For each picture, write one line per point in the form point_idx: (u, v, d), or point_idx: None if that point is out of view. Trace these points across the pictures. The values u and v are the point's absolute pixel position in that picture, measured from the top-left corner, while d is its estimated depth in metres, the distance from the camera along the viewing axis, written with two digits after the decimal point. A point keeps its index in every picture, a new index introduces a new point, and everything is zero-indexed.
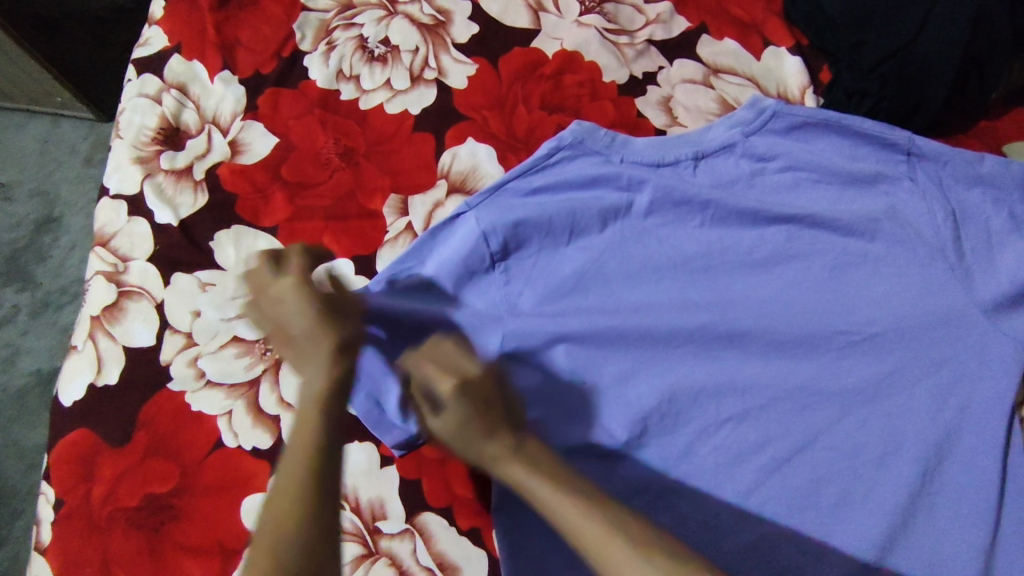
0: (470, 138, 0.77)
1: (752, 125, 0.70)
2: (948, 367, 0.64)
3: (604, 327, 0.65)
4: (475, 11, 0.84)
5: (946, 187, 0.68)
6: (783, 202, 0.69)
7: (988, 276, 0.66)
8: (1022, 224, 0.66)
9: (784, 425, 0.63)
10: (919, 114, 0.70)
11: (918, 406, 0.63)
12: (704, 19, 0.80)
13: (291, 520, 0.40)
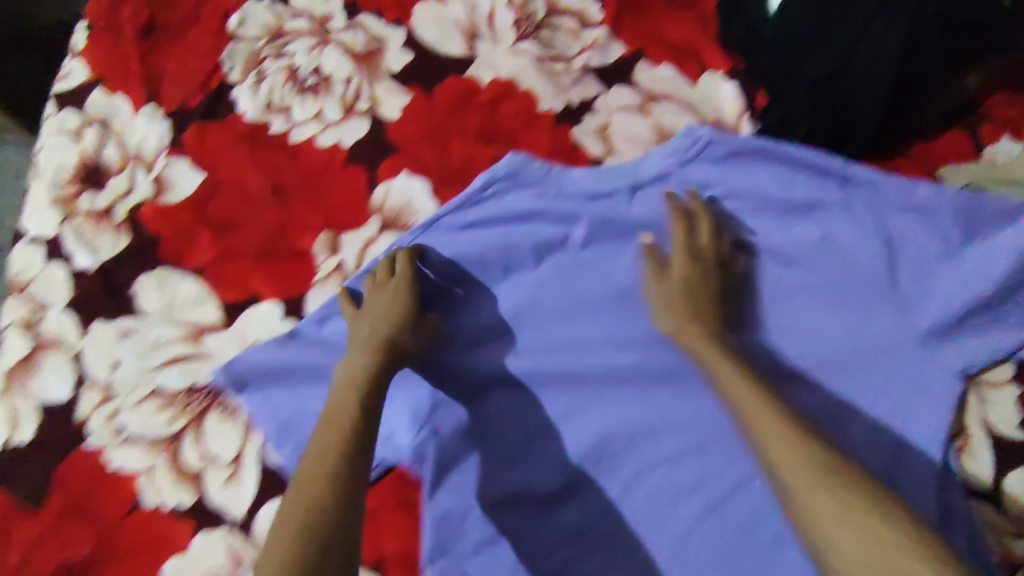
0: (403, 171, 0.75)
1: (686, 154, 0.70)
2: (885, 400, 0.63)
3: (534, 368, 0.67)
4: (409, 39, 0.82)
5: (879, 214, 0.67)
6: None
7: (925, 305, 0.65)
8: (954, 251, 0.65)
9: (718, 463, 0.65)
10: (852, 137, 0.70)
11: (857, 440, 0.62)
12: (640, 44, 0.79)
13: (324, 484, 0.47)
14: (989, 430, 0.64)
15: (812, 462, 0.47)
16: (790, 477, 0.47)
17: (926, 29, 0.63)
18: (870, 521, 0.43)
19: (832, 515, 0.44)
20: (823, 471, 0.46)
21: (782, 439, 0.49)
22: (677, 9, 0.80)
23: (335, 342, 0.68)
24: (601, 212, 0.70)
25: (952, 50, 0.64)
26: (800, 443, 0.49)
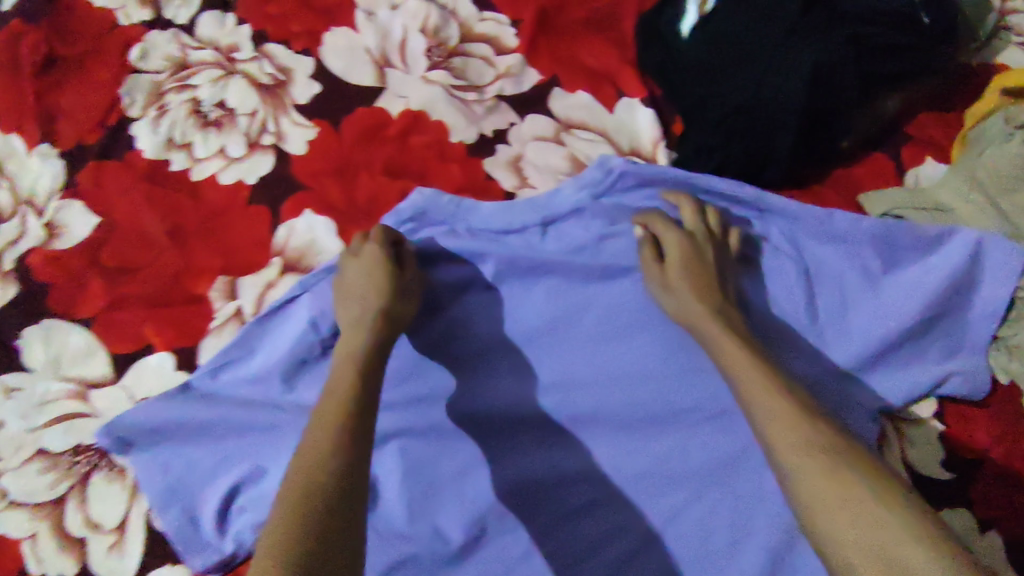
0: (307, 210, 0.71)
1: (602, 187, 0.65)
2: None
3: (438, 420, 0.62)
4: (317, 68, 0.78)
5: (798, 244, 0.64)
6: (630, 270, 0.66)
7: (845, 335, 0.63)
8: (875, 282, 0.63)
9: (637, 510, 0.62)
10: (770, 167, 0.67)
11: (768, 489, 0.61)
12: (555, 70, 0.76)
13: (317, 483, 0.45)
14: (908, 470, 0.61)
15: (828, 446, 0.47)
16: (787, 461, 0.47)
17: (839, 54, 0.61)
18: (849, 502, 0.44)
19: (826, 496, 0.45)
20: (826, 454, 0.47)
21: (805, 420, 0.49)
22: (595, 34, 0.78)
23: (227, 397, 0.64)
24: (513, 249, 0.65)
25: (866, 74, 0.63)
26: (801, 424, 0.49)
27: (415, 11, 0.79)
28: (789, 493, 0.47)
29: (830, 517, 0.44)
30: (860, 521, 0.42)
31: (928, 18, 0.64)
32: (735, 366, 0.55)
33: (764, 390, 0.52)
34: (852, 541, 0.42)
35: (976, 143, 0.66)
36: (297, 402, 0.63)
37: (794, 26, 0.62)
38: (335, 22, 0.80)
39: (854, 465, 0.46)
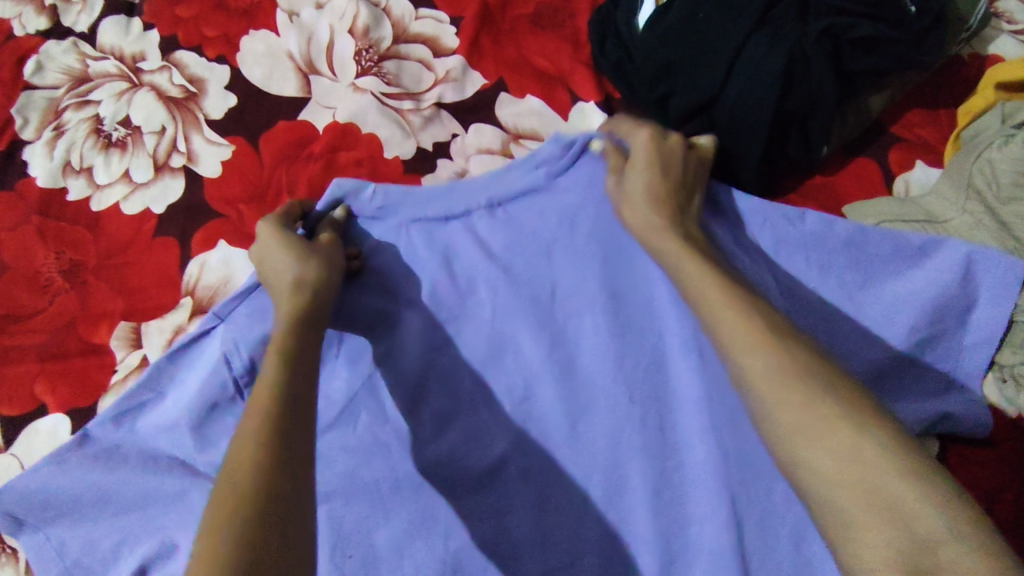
0: (221, 241, 0.63)
1: (559, 164, 0.59)
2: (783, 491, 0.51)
3: (368, 482, 0.53)
4: (233, 79, 0.69)
5: (775, 260, 0.56)
6: (586, 292, 0.57)
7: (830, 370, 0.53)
8: (852, 298, 0.55)
9: None
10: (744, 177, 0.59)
11: (753, 548, 0.50)
12: (503, 74, 0.68)
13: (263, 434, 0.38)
14: None
15: (804, 368, 0.37)
16: (754, 389, 0.38)
17: (812, 49, 0.55)
18: (833, 438, 0.34)
19: (806, 433, 0.35)
20: (803, 376, 0.37)
21: (771, 336, 0.39)
22: (545, 31, 0.69)
23: (132, 452, 0.56)
24: (450, 247, 0.59)
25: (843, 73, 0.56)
26: (767, 341, 0.39)
27: (343, 11, 0.70)
28: (758, 431, 0.37)
29: (812, 458, 0.34)
30: (848, 462, 0.33)
31: (915, 6, 0.56)
32: (695, 281, 0.45)
33: (724, 305, 0.42)
34: (839, 486, 0.33)
35: (972, 145, 0.60)
36: (208, 464, 0.55)
37: (760, 19, 0.56)
38: (255, 25, 0.71)
39: (836, 389, 0.36)
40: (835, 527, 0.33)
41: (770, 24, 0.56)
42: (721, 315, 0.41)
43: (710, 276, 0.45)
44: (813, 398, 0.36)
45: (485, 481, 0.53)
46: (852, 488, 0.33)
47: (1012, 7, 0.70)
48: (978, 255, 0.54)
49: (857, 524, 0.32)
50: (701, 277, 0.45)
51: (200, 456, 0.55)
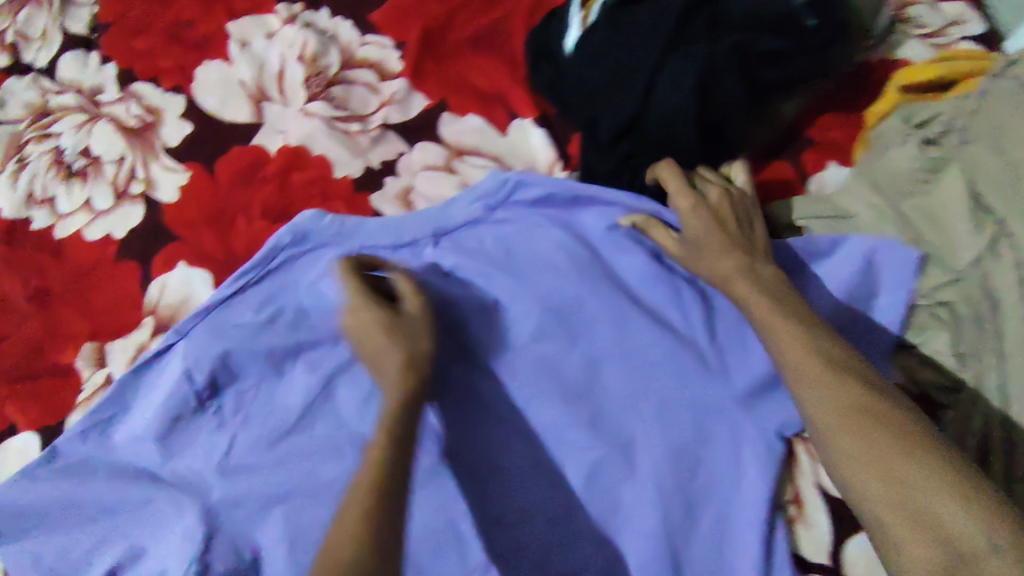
0: (180, 262, 0.66)
1: (495, 199, 0.62)
2: (703, 470, 0.57)
3: (325, 480, 0.57)
4: (189, 107, 0.72)
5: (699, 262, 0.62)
6: (524, 304, 0.61)
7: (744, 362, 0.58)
8: None
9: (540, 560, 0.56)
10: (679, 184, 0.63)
11: (676, 522, 0.55)
12: (445, 95, 0.72)
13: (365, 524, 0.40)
14: (824, 497, 0.57)
15: (862, 403, 0.43)
16: (820, 423, 0.44)
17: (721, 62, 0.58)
18: (888, 470, 0.40)
19: (861, 461, 0.42)
20: (858, 413, 0.43)
21: (830, 372, 0.45)
22: (483, 52, 0.74)
23: (100, 463, 0.58)
24: (400, 269, 0.62)
25: (754, 83, 0.60)
26: (829, 377, 0.45)
27: (292, 39, 0.74)
28: (825, 459, 0.44)
29: (867, 486, 0.41)
30: (897, 490, 0.40)
31: (817, 19, 0.60)
32: (758, 314, 0.51)
33: (790, 340, 0.48)
34: (889, 510, 0.40)
35: (878, 142, 0.65)
36: (175, 471, 0.58)
37: (673, 39, 0.60)
38: (208, 54, 0.75)
39: (892, 423, 0.42)
40: (885, 543, 0.40)
41: (681, 40, 0.60)
42: (787, 352, 0.47)
43: (775, 313, 0.50)
44: (871, 433, 0.42)
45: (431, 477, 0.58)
46: (900, 512, 0.39)
47: (918, 12, 0.75)
48: (881, 244, 0.59)
49: (905, 542, 0.39)
50: (767, 314, 0.50)
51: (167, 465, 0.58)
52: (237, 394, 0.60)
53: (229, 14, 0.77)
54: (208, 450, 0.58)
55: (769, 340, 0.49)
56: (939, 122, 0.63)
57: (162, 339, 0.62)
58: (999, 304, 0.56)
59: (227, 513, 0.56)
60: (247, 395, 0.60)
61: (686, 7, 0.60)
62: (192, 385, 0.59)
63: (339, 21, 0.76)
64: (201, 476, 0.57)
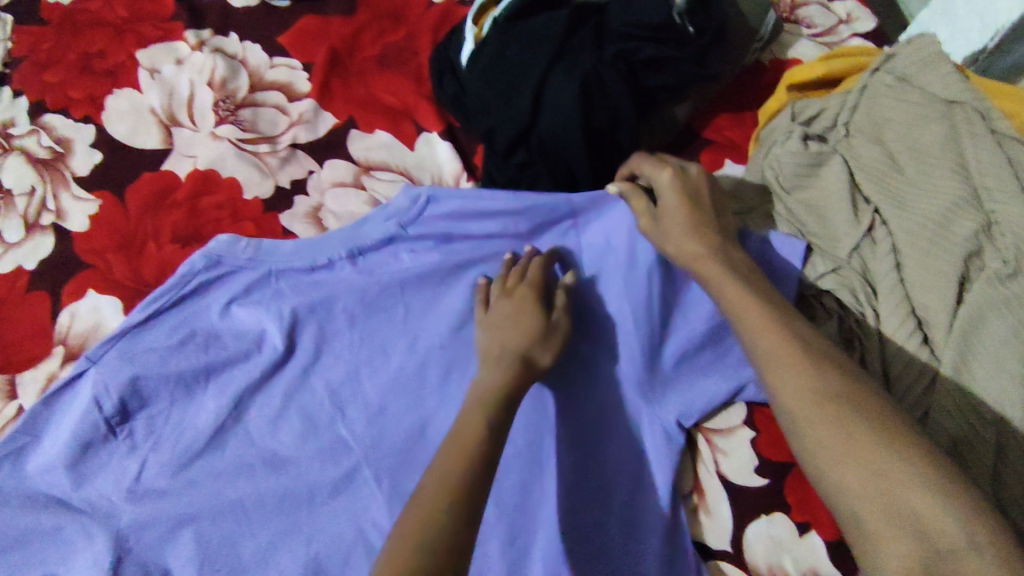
0: (89, 290, 0.66)
1: (407, 217, 0.65)
2: (605, 465, 0.59)
3: (236, 499, 0.58)
4: (99, 137, 0.73)
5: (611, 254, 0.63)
6: (431, 327, 0.64)
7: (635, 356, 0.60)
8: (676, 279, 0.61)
9: None
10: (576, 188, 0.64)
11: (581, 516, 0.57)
12: (353, 112, 0.73)
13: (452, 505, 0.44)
14: (723, 484, 0.59)
15: (841, 395, 0.43)
16: (796, 413, 0.44)
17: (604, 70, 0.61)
18: (861, 456, 0.41)
19: (834, 445, 0.42)
20: (837, 404, 0.43)
21: (812, 364, 0.45)
22: (391, 70, 0.75)
23: (12, 491, 0.57)
24: (314, 288, 0.64)
25: (640, 89, 0.63)
26: (807, 368, 0.45)
27: (201, 65, 0.76)
28: (795, 443, 0.44)
29: (841, 476, 0.41)
30: (875, 480, 0.39)
31: (694, 27, 0.64)
32: (739, 308, 0.51)
33: (770, 332, 0.48)
34: (864, 500, 0.40)
35: (768, 138, 0.68)
36: (86, 497, 0.57)
37: (559, 50, 0.62)
38: (118, 83, 0.76)
39: (864, 410, 0.42)
40: (857, 532, 0.40)
41: (567, 51, 0.62)
42: (759, 334, 0.48)
43: (744, 295, 0.51)
44: (847, 418, 0.42)
45: (340, 487, 0.59)
46: (874, 501, 0.39)
47: (808, 14, 0.79)
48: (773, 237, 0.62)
49: (877, 532, 0.39)
50: (738, 299, 0.51)
51: (78, 491, 0.58)
52: (149, 419, 0.60)
53: (139, 43, 0.78)
54: (122, 474, 0.58)
55: (748, 323, 0.49)
56: (826, 118, 0.67)
57: (74, 366, 0.62)
58: (877, 288, 0.59)
59: (142, 535, 0.57)
60: (159, 419, 0.60)
61: (569, 23, 0.63)
62: (103, 410, 0.59)
63: (248, 46, 0.77)
64: (112, 501, 0.57)
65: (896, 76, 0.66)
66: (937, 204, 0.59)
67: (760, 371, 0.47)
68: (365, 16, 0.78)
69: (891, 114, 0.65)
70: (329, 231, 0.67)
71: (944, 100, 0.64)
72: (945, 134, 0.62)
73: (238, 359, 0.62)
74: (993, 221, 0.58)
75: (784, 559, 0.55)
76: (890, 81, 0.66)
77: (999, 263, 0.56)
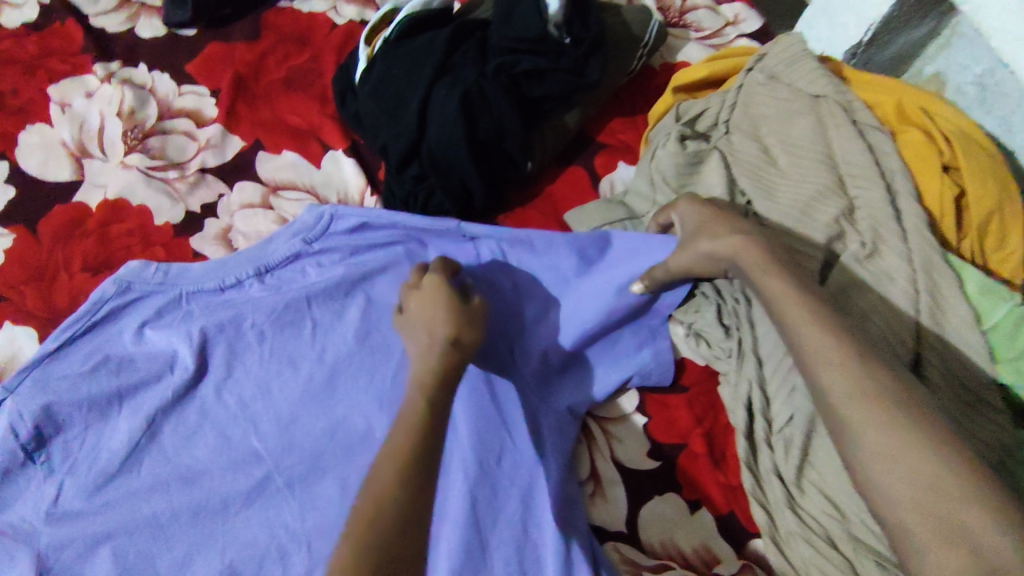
0: (5, 322, 0.67)
1: (312, 232, 0.68)
2: (507, 458, 0.61)
3: (151, 514, 0.60)
4: (10, 172, 0.74)
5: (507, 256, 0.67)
6: (335, 339, 0.66)
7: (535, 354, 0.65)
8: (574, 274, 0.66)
9: None
10: (471, 193, 0.68)
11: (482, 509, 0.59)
12: (259, 134, 0.76)
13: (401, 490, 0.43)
14: (618, 469, 0.63)
15: (892, 395, 0.42)
16: (842, 410, 0.43)
17: (482, 85, 0.67)
18: (904, 457, 0.40)
19: (879, 444, 0.41)
20: (883, 401, 0.42)
21: (857, 363, 0.45)
22: (295, 91, 0.79)
23: None
24: (224, 307, 0.66)
25: (521, 98, 0.69)
26: (853, 364, 0.44)
27: (110, 97, 0.78)
28: (840, 442, 0.43)
29: (890, 479, 0.40)
30: (925, 487, 0.38)
31: (571, 38, 0.70)
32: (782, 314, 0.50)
33: (816, 331, 0.47)
34: (910, 504, 0.38)
35: (653, 139, 0.71)
36: (8, 522, 0.59)
37: (439, 69, 0.68)
38: (30, 118, 0.77)
39: (913, 413, 0.41)
40: (902, 535, 0.38)
41: (447, 69, 0.68)
42: (802, 330, 0.48)
43: (786, 287, 0.51)
44: (893, 418, 0.41)
45: (254, 495, 0.62)
46: (925, 509, 0.38)
47: (696, 18, 0.84)
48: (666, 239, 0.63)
49: (923, 540, 0.37)
50: (784, 292, 0.51)
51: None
52: (65, 444, 0.62)
53: (50, 79, 0.80)
54: (42, 498, 0.60)
55: (797, 316, 0.49)
56: (708, 117, 0.71)
57: None
58: None
59: (61, 555, 0.58)
60: (75, 443, 0.62)
61: (449, 43, 0.70)
62: (19, 438, 0.60)
63: (157, 76, 0.80)
64: (32, 524, 0.59)
65: (768, 75, 0.71)
66: (804, 192, 0.63)
67: (806, 364, 0.47)
68: (270, 41, 0.82)
69: (765, 111, 0.69)
70: (238, 250, 0.70)
71: (810, 95, 0.68)
72: (811, 126, 0.66)
73: (150, 381, 0.64)
74: (855, 205, 0.62)
75: (678, 536, 0.59)
76: (762, 79, 0.70)
77: (857, 245, 0.60)
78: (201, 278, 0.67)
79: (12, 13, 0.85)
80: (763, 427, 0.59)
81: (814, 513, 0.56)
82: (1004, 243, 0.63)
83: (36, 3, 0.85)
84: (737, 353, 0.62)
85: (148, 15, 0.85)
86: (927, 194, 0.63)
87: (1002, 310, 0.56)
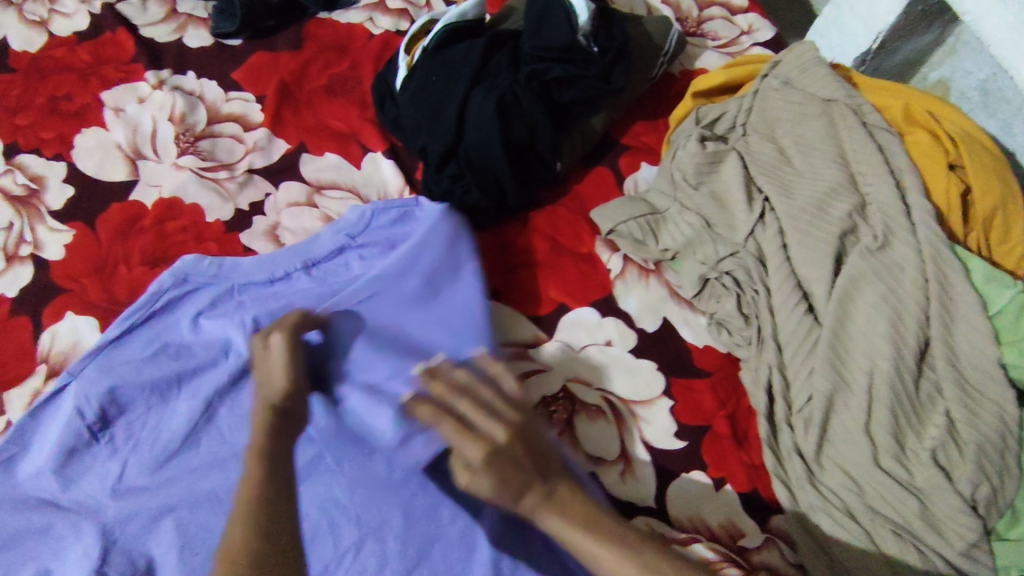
0: (67, 312, 0.71)
1: (355, 229, 0.72)
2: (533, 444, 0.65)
3: (212, 490, 0.64)
4: (70, 172, 0.79)
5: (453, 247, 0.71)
6: None
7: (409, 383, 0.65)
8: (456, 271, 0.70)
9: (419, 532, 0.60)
10: (506, 193, 0.72)
11: None
12: (303, 137, 0.81)
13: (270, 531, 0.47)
14: (648, 449, 0.64)
15: (605, 527, 0.50)
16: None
17: (516, 90, 0.73)
18: None
19: None
20: (610, 542, 0.49)
21: (600, 531, 0.49)
22: (337, 98, 0.84)
23: (6, 498, 0.61)
24: (274, 298, 0.70)
25: (552, 103, 0.75)
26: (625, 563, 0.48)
27: (161, 103, 0.83)
28: None
29: None
30: None
31: (598, 47, 0.76)
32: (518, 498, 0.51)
33: (569, 519, 0.50)
34: None
35: (675, 141, 0.76)
36: (75, 498, 0.62)
37: (476, 77, 0.74)
38: (86, 122, 0.82)
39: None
40: None
41: (484, 77, 0.74)
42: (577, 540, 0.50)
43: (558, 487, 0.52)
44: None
45: None
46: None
47: (713, 28, 0.89)
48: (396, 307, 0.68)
49: None
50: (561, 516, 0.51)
51: (62, 496, 0.62)
52: (128, 425, 0.65)
53: (104, 84, 0.85)
54: (103, 477, 0.63)
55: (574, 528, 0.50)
56: (726, 120, 0.76)
57: (57, 382, 0.66)
58: (768, 265, 0.67)
59: (123, 529, 0.61)
60: (135, 425, 0.65)
61: (484, 52, 0.76)
62: (84, 421, 0.64)
63: (205, 83, 0.85)
64: (97, 502, 0.62)
65: (781, 80, 0.76)
66: (818, 189, 0.67)
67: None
68: (311, 50, 0.88)
69: (780, 113, 0.74)
70: (284, 247, 0.74)
71: (822, 99, 0.73)
72: (823, 128, 0.70)
73: (204, 370, 0.68)
74: (867, 201, 0.67)
75: (704, 511, 0.61)
76: (776, 85, 0.75)
77: (870, 237, 0.64)
78: (253, 272, 0.71)
79: (64, 22, 0.90)
80: (785, 408, 0.62)
81: (833, 488, 0.58)
82: (1007, 238, 0.67)
83: (87, 13, 0.91)
84: (758, 339, 0.65)
85: (194, 26, 0.90)
86: (935, 190, 0.67)
87: (1005, 297, 0.60)
